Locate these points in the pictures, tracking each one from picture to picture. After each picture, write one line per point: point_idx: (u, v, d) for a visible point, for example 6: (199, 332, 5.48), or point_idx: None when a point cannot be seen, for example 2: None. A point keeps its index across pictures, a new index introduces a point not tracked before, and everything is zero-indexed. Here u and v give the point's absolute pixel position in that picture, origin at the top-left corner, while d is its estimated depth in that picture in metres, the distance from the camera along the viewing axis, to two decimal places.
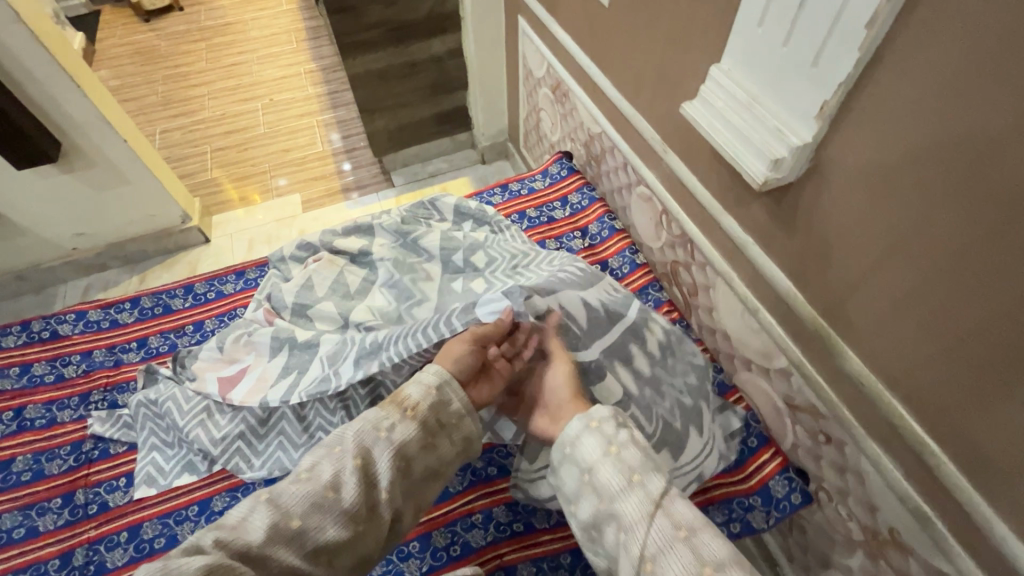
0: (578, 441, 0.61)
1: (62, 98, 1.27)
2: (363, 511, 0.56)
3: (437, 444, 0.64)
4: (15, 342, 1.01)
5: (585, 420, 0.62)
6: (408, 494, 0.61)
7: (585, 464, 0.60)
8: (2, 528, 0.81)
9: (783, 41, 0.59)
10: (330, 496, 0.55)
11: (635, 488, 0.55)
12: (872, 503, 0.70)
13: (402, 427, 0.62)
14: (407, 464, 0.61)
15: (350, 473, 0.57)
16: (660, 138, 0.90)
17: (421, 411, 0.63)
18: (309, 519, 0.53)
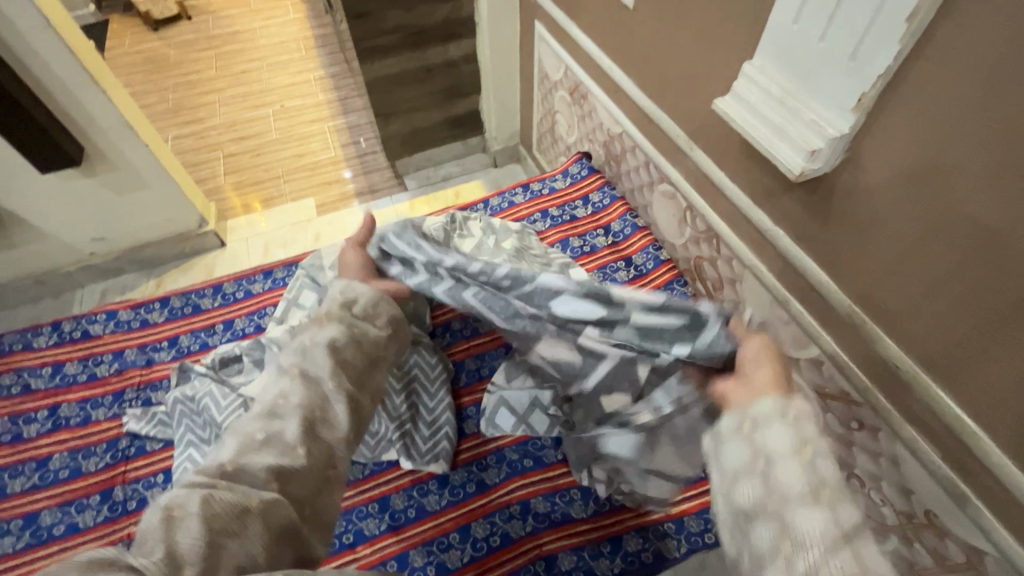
0: (774, 454, 0.50)
1: (87, 103, 1.28)
2: (316, 405, 0.60)
3: (363, 326, 0.70)
4: (46, 342, 1.02)
5: (789, 430, 0.51)
6: (360, 384, 0.66)
7: (766, 449, 0.50)
8: (42, 525, 0.81)
9: (819, 36, 0.61)
10: (279, 402, 0.60)
11: (823, 509, 0.46)
12: (906, 485, 0.71)
13: (322, 328, 0.66)
14: (342, 360, 0.65)
15: (292, 386, 0.61)
16: (685, 135, 0.92)
17: (332, 312, 0.69)
18: (268, 428, 0.57)
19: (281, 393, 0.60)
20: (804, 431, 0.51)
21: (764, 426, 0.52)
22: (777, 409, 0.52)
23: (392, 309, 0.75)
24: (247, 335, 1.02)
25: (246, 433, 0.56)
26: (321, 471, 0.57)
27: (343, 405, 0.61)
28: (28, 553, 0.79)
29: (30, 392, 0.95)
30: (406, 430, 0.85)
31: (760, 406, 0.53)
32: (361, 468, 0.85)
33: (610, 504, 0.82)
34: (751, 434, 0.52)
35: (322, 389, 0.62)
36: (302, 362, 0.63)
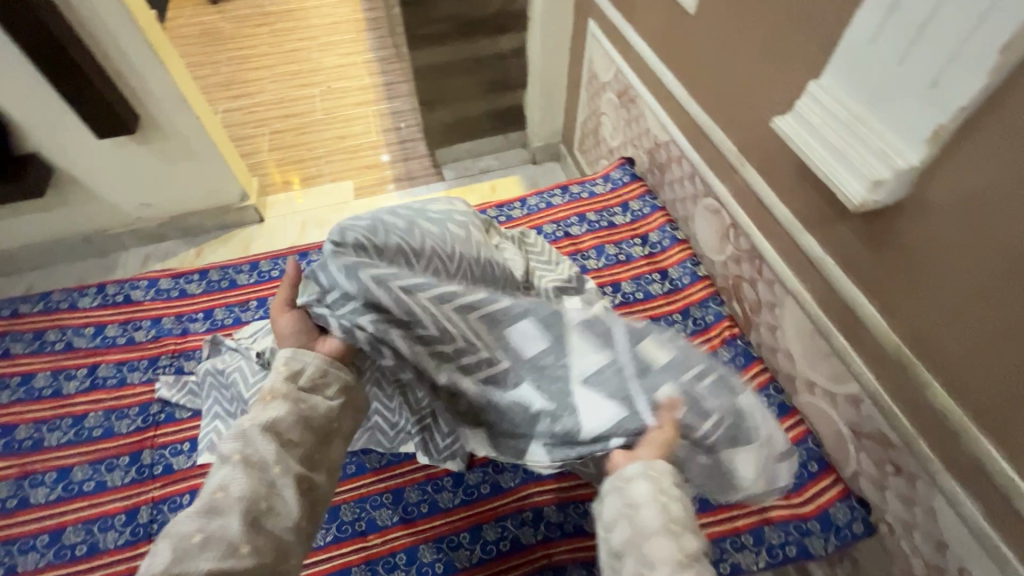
0: (638, 504, 0.56)
1: (145, 73, 1.31)
2: (262, 495, 0.55)
3: (312, 401, 0.62)
4: (91, 303, 1.05)
5: (648, 488, 0.57)
6: (314, 462, 0.61)
7: (632, 499, 0.57)
8: (74, 480, 0.84)
9: (898, 59, 0.58)
10: (218, 496, 0.53)
11: (674, 543, 0.54)
12: (941, 539, 0.68)
13: (264, 410, 0.59)
14: (289, 442, 0.59)
15: (233, 474, 0.55)
16: (736, 150, 0.89)
17: (276, 388, 0.61)
18: (207, 526, 0.51)
19: (223, 483, 0.54)
20: (663, 482, 0.57)
21: (632, 482, 0.57)
22: (643, 469, 0.58)
23: (345, 374, 0.66)
24: None
25: (182, 533, 0.50)
26: (271, 569, 0.52)
27: (292, 489, 0.57)
28: (58, 506, 0.82)
29: (72, 349, 0.99)
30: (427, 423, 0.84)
31: (634, 467, 0.58)
32: (379, 457, 0.86)
33: None
34: (623, 490, 0.58)
35: (270, 475, 0.56)
36: (243, 447, 0.57)
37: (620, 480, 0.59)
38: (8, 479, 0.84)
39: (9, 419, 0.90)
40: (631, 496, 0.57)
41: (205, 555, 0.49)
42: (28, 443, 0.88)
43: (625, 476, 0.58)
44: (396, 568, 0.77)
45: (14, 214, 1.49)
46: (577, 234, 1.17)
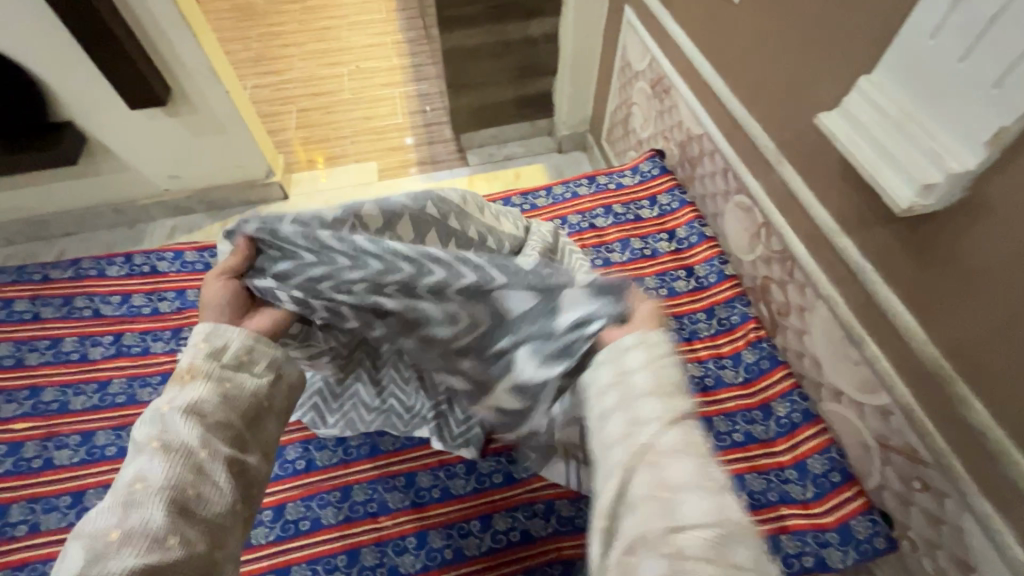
0: (626, 372, 0.54)
1: (177, 45, 1.32)
2: (187, 482, 0.49)
3: (237, 379, 0.57)
4: (118, 272, 1.07)
5: (636, 359, 0.54)
6: (245, 444, 0.56)
7: (626, 367, 0.54)
8: (97, 444, 0.86)
9: (959, 56, 0.54)
10: (137, 487, 0.47)
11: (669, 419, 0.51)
12: (967, 560, 0.65)
13: (182, 391, 0.53)
14: (214, 426, 0.53)
15: (151, 463, 0.49)
16: (774, 146, 0.86)
17: (195, 366, 0.55)
18: (125, 520, 0.45)
19: (141, 473, 0.48)
20: (657, 353, 0.55)
21: (623, 352, 0.55)
22: (638, 340, 0.55)
23: (273, 349, 0.60)
24: None
25: (96, 533, 0.45)
26: (201, 563, 0.47)
27: (222, 473, 0.51)
28: (80, 468, 0.84)
29: (100, 316, 1.01)
30: (442, 410, 0.84)
31: (625, 337, 0.56)
32: (393, 439, 0.87)
33: None
34: (615, 361, 0.55)
35: (195, 461, 0.50)
36: (161, 432, 0.51)
37: (612, 349, 0.56)
38: (34, 439, 0.86)
39: (37, 380, 0.92)
40: (620, 367, 0.54)
41: (124, 550, 0.44)
42: (55, 405, 0.90)
43: (616, 345, 0.55)
44: (405, 551, 0.77)
45: (48, 181, 1.52)
46: (603, 226, 1.14)
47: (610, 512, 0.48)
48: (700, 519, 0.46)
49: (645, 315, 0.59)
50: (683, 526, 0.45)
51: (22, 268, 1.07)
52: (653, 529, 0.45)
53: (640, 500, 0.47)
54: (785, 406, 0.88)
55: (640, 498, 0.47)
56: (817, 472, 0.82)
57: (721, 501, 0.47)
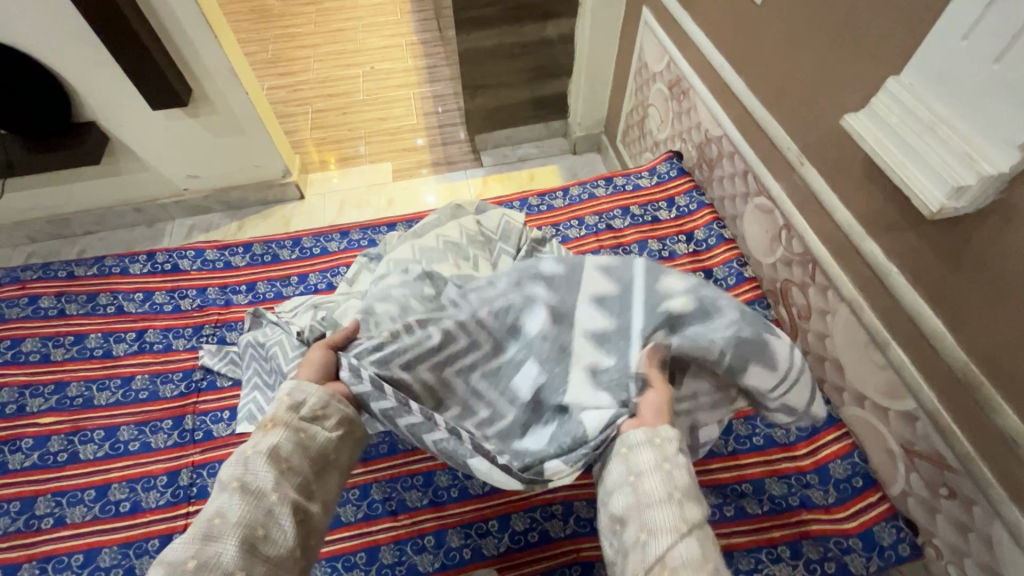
0: (636, 468, 0.58)
1: (199, 46, 1.33)
2: (258, 522, 0.53)
3: (313, 431, 0.63)
4: (140, 270, 1.09)
5: (644, 454, 0.58)
6: (309, 496, 0.60)
7: (635, 467, 0.58)
8: (120, 439, 0.87)
9: (994, 57, 0.53)
10: (215, 522, 0.52)
11: (671, 506, 0.53)
12: (995, 569, 0.64)
13: (263, 436, 0.60)
14: (288, 471, 0.59)
15: (230, 501, 0.54)
16: (797, 148, 0.85)
17: (277, 416, 0.62)
18: (204, 551, 0.50)
19: (219, 510, 0.53)
20: (665, 449, 0.59)
21: (636, 450, 0.59)
22: (646, 438, 0.60)
23: (347, 408, 0.66)
24: (320, 290, 1.05)
25: (174, 560, 0.49)
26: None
27: (288, 518, 0.55)
28: (104, 463, 0.85)
29: (123, 313, 1.02)
30: None
31: (633, 432, 0.61)
32: (412, 438, 0.87)
33: None
34: (626, 457, 0.60)
35: (266, 504, 0.55)
36: (242, 473, 0.56)
37: (623, 448, 0.61)
38: (59, 434, 0.87)
39: (61, 375, 0.94)
40: (631, 460, 0.59)
41: None
42: (79, 401, 0.91)
43: (628, 443, 0.60)
44: (424, 550, 0.77)
45: (71, 180, 1.55)
46: (620, 227, 1.14)
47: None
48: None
49: (654, 413, 0.63)
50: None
51: (48, 266, 1.09)
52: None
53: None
54: None
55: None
56: (839, 477, 0.81)
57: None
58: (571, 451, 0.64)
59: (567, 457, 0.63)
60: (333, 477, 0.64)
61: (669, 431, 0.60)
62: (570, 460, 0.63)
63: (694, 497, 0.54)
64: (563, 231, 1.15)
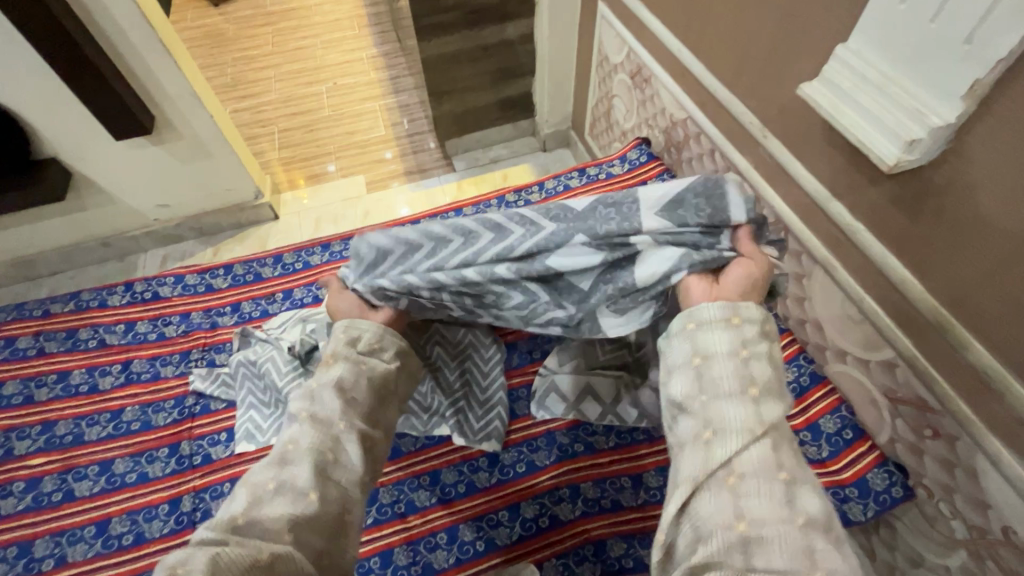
0: (704, 347, 0.59)
1: (159, 72, 1.32)
2: (328, 448, 0.58)
3: (372, 363, 0.67)
4: (120, 301, 1.07)
5: (719, 333, 0.59)
6: (376, 421, 0.66)
7: (705, 349, 0.59)
8: (116, 472, 0.86)
9: (931, 17, 0.57)
10: (289, 449, 0.57)
11: (747, 400, 0.54)
12: (983, 499, 0.67)
13: (328, 370, 0.64)
14: (352, 401, 0.63)
15: (302, 430, 0.59)
16: (759, 122, 0.89)
17: (337, 351, 0.67)
18: (280, 476, 0.55)
19: (293, 438, 0.58)
20: (743, 334, 0.59)
21: (707, 329, 0.60)
22: (723, 318, 0.60)
23: (398, 340, 0.72)
24: (306, 304, 1.05)
25: (257, 482, 0.54)
26: (335, 520, 0.55)
27: (356, 442, 0.60)
28: (100, 498, 0.83)
29: (106, 346, 1.00)
30: (460, 407, 0.87)
31: (710, 310, 0.61)
32: (413, 440, 0.87)
33: (661, 496, 0.81)
34: (695, 337, 0.60)
35: (335, 430, 0.60)
36: (310, 406, 0.62)
37: (692, 325, 0.61)
38: (51, 474, 0.85)
39: (48, 415, 0.91)
40: (705, 349, 0.59)
41: (279, 500, 0.53)
42: (69, 438, 0.89)
43: (699, 319, 0.61)
44: (438, 547, 0.78)
45: (36, 220, 1.51)
46: None
47: (680, 488, 0.52)
48: (776, 512, 0.48)
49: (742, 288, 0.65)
50: (752, 517, 0.48)
51: (22, 305, 1.06)
52: (721, 510, 0.49)
53: (710, 480, 0.51)
54: (793, 371, 0.90)
55: (711, 476, 0.51)
56: (830, 432, 0.85)
57: (796, 492, 0.50)
58: (622, 302, 0.74)
59: (613, 303, 0.74)
60: (393, 406, 0.70)
61: (751, 311, 0.61)
62: (624, 311, 0.74)
63: (774, 395, 0.56)
64: None
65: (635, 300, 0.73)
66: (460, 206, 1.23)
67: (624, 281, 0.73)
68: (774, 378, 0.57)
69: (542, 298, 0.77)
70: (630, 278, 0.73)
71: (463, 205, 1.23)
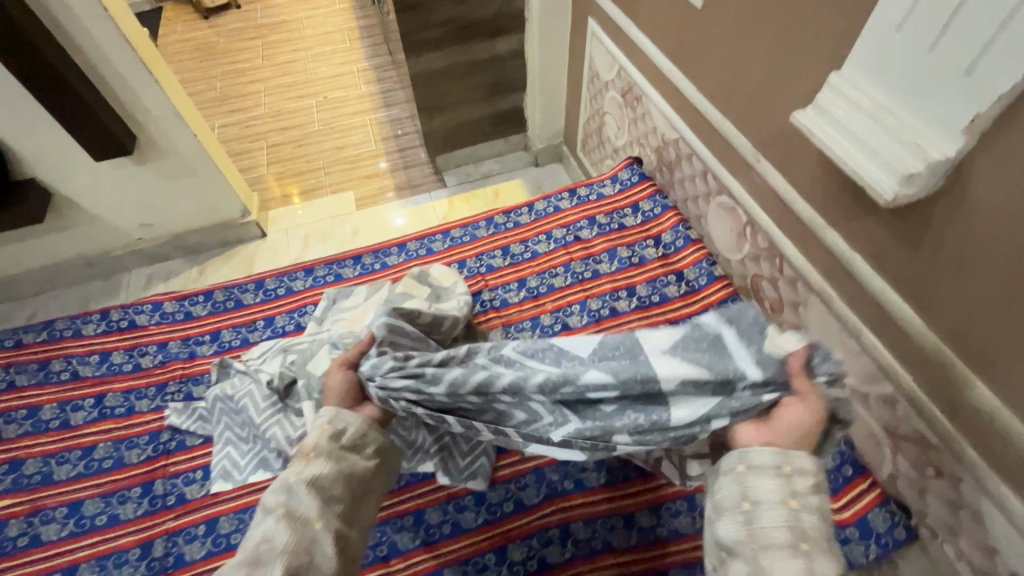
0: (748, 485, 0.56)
1: (141, 92, 1.29)
2: (302, 549, 0.56)
3: (352, 459, 0.65)
4: (94, 330, 1.03)
5: (767, 480, 0.56)
6: (350, 520, 0.62)
7: (753, 495, 0.55)
8: (85, 514, 0.82)
9: (928, 46, 0.55)
10: (261, 549, 0.56)
11: (800, 557, 0.51)
12: (989, 543, 0.64)
13: (306, 465, 0.61)
14: (330, 498, 0.61)
15: (276, 528, 0.57)
16: (752, 146, 0.86)
17: (319, 446, 0.63)
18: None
19: (266, 537, 0.56)
20: (794, 485, 0.55)
21: (757, 474, 0.56)
22: (775, 465, 0.56)
23: (381, 436, 0.69)
24: (288, 333, 1.01)
25: None
26: None
27: (330, 544, 0.58)
28: (69, 543, 0.80)
29: (79, 379, 0.96)
30: (444, 442, 0.83)
31: (759, 453, 0.58)
32: (395, 477, 0.84)
33: (654, 535, 0.78)
34: (744, 480, 0.57)
35: (310, 529, 0.58)
36: (287, 501, 0.59)
37: (742, 465, 0.58)
38: (18, 516, 0.82)
39: (17, 453, 0.88)
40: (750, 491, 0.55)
41: None
42: (38, 478, 0.85)
43: (750, 463, 0.57)
44: None
45: (14, 239, 1.47)
46: (588, 238, 1.14)
47: None
48: None
49: (795, 433, 0.59)
50: None
51: None
52: None
53: None
54: None
55: None
56: (829, 467, 0.82)
57: None
58: (648, 431, 0.67)
59: (635, 431, 0.67)
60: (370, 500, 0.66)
61: (802, 459, 0.57)
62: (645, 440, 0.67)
63: (824, 551, 0.52)
64: (532, 247, 1.14)
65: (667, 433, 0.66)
66: (447, 227, 1.20)
67: (655, 412, 0.67)
68: (824, 530, 0.54)
69: (548, 420, 0.72)
70: (664, 410, 0.67)
71: (450, 227, 1.20)
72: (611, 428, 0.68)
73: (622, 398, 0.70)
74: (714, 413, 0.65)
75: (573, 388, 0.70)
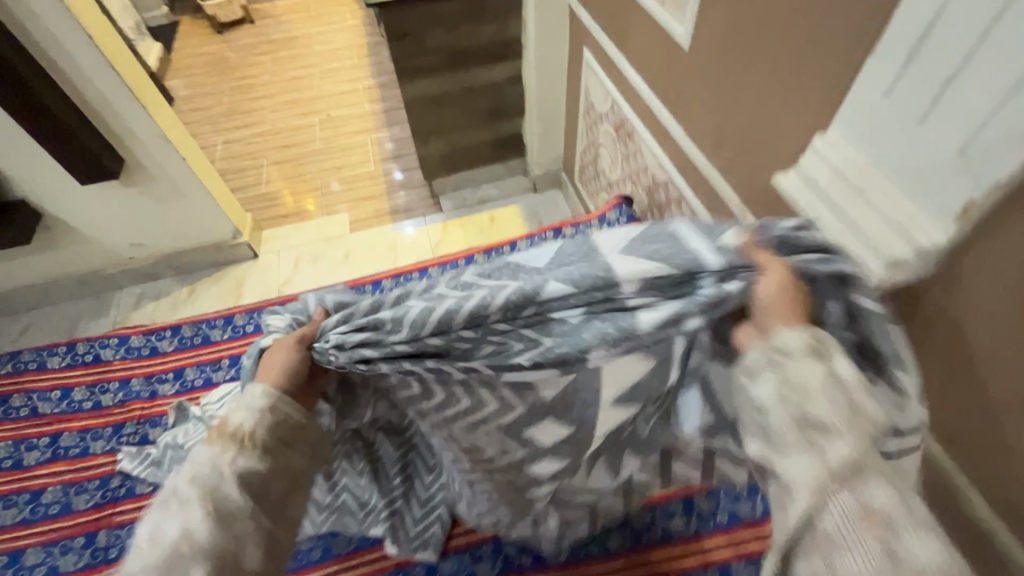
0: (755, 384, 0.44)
1: (127, 117, 1.28)
2: (226, 549, 0.47)
3: (291, 452, 0.56)
4: (59, 363, 1.01)
5: (775, 384, 0.43)
6: (278, 519, 0.52)
7: (759, 404, 0.44)
8: (25, 564, 0.79)
9: (917, 118, 0.49)
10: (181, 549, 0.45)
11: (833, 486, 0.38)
12: None
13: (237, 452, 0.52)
14: (262, 498, 0.52)
15: (196, 522, 0.47)
16: (738, 199, 0.80)
17: (256, 433, 0.53)
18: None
19: (184, 531, 0.46)
20: (791, 374, 0.42)
21: (752, 379, 0.45)
22: (766, 359, 0.44)
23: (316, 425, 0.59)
24: None
25: None
26: None
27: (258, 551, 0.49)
28: None
29: (37, 416, 0.94)
30: (397, 506, 0.80)
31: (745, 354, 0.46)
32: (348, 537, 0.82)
33: None
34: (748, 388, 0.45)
35: (237, 529, 0.49)
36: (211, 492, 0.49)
37: (743, 377, 0.46)
38: None
39: None
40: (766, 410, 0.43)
41: None
42: None
43: (745, 370, 0.45)
44: None
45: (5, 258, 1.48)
46: None
47: None
48: None
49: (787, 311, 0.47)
50: None
51: None
52: None
53: None
54: None
55: None
56: None
57: None
58: (622, 341, 0.51)
59: (609, 345, 0.51)
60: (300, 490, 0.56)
61: (802, 367, 0.42)
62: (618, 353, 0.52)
63: (840, 431, 0.39)
64: None
65: (638, 358, 0.55)
66: (426, 265, 1.19)
67: (617, 322, 0.52)
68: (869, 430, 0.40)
69: (520, 344, 0.55)
70: (630, 315, 0.52)
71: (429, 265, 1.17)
72: (581, 347, 0.52)
73: (587, 311, 0.54)
74: (693, 315, 0.50)
75: (534, 308, 0.55)
